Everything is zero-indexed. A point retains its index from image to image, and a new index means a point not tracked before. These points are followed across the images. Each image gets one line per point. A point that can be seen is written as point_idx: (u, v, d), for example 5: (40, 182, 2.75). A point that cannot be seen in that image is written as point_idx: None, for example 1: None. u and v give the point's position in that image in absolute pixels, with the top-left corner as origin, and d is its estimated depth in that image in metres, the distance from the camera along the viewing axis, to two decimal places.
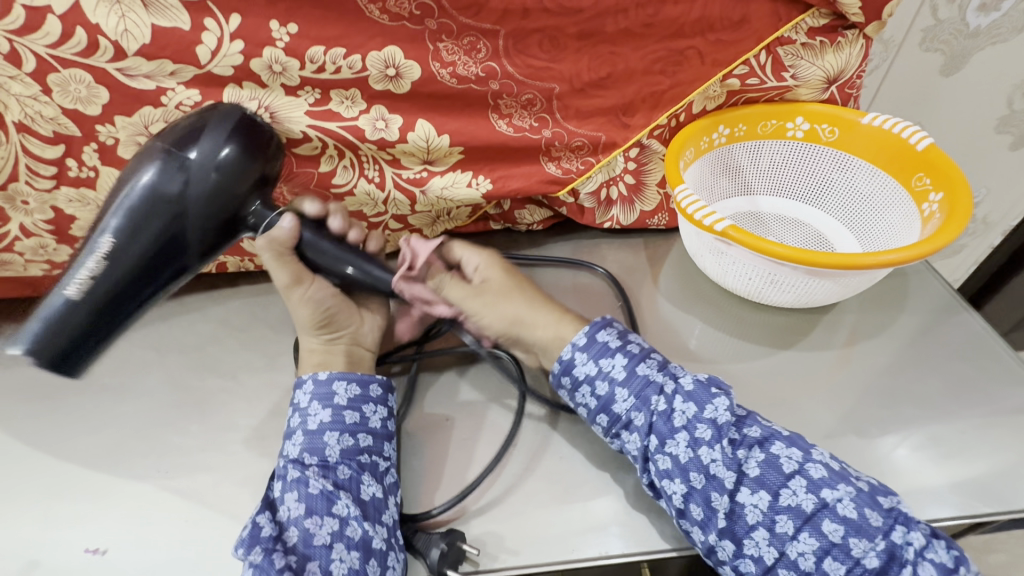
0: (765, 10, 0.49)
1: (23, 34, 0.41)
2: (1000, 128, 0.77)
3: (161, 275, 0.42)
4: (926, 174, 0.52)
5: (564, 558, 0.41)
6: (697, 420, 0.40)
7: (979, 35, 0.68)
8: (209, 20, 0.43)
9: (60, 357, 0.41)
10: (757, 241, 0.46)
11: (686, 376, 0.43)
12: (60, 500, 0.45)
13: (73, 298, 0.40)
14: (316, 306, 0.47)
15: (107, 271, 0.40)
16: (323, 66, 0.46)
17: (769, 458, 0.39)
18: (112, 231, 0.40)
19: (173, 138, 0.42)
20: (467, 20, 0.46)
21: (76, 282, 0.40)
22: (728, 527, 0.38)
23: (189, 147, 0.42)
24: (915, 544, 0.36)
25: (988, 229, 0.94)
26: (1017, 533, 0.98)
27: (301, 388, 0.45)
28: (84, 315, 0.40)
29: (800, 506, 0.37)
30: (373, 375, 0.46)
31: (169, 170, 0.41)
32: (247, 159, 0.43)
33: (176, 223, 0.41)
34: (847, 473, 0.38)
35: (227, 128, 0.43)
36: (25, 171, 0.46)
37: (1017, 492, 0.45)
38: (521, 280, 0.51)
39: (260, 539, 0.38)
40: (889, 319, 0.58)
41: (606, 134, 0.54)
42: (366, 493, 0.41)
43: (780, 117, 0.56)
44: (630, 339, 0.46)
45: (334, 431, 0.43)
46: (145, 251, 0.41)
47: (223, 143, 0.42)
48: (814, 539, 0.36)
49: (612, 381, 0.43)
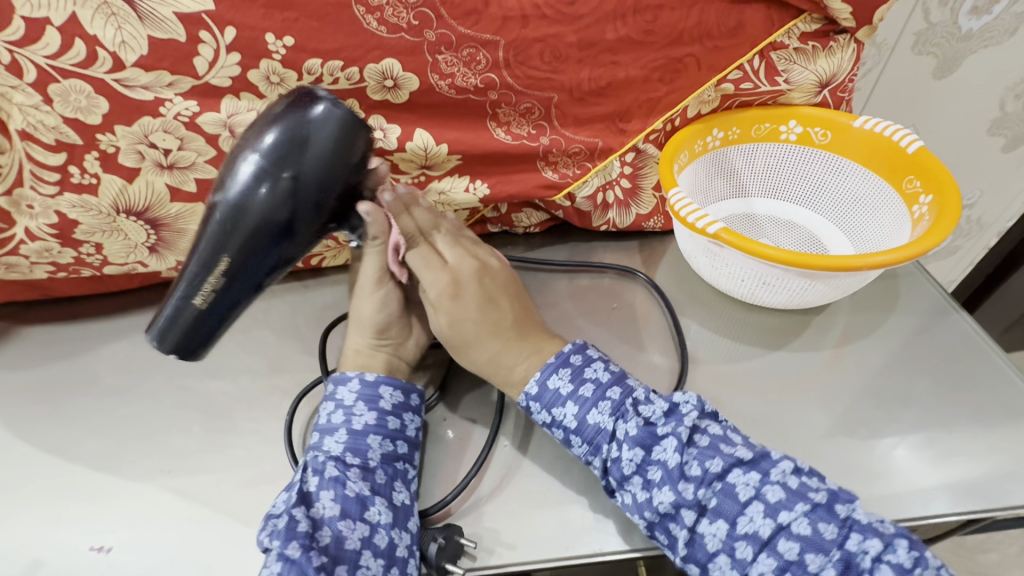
0: (759, 17, 0.50)
1: (24, 44, 0.42)
2: (993, 130, 0.78)
3: (271, 271, 0.43)
4: (917, 177, 0.53)
5: (563, 554, 0.42)
6: (647, 463, 0.41)
7: (972, 38, 0.68)
8: (204, 33, 0.44)
9: (192, 339, 0.44)
10: (747, 245, 0.46)
11: (636, 419, 0.42)
12: (63, 499, 0.46)
13: (200, 305, 0.42)
14: (382, 310, 0.48)
15: (230, 280, 0.42)
16: (320, 77, 0.47)
17: (725, 487, 0.39)
18: (229, 249, 0.41)
19: (270, 146, 0.39)
20: (465, 30, 0.47)
21: (201, 289, 0.42)
22: (690, 553, 0.39)
23: (288, 162, 0.39)
24: (871, 552, 0.36)
25: (983, 230, 0.95)
26: (1012, 532, 0.99)
27: (346, 385, 0.45)
28: (212, 314, 0.43)
29: (757, 532, 0.37)
30: (415, 385, 0.48)
31: (272, 189, 0.39)
32: (335, 142, 0.40)
33: (292, 219, 0.41)
34: (805, 490, 0.39)
35: (325, 132, 0.39)
36: (29, 176, 0.47)
37: (1009, 491, 0.46)
38: (470, 333, 0.47)
39: (297, 534, 0.37)
40: (881, 321, 0.58)
41: (603, 140, 0.54)
42: (398, 498, 0.42)
43: (773, 120, 0.57)
44: (585, 375, 0.45)
45: (378, 435, 0.43)
46: (261, 260, 0.42)
47: (320, 125, 0.39)
48: (772, 559, 0.37)
49: (566, 428, 0.44)
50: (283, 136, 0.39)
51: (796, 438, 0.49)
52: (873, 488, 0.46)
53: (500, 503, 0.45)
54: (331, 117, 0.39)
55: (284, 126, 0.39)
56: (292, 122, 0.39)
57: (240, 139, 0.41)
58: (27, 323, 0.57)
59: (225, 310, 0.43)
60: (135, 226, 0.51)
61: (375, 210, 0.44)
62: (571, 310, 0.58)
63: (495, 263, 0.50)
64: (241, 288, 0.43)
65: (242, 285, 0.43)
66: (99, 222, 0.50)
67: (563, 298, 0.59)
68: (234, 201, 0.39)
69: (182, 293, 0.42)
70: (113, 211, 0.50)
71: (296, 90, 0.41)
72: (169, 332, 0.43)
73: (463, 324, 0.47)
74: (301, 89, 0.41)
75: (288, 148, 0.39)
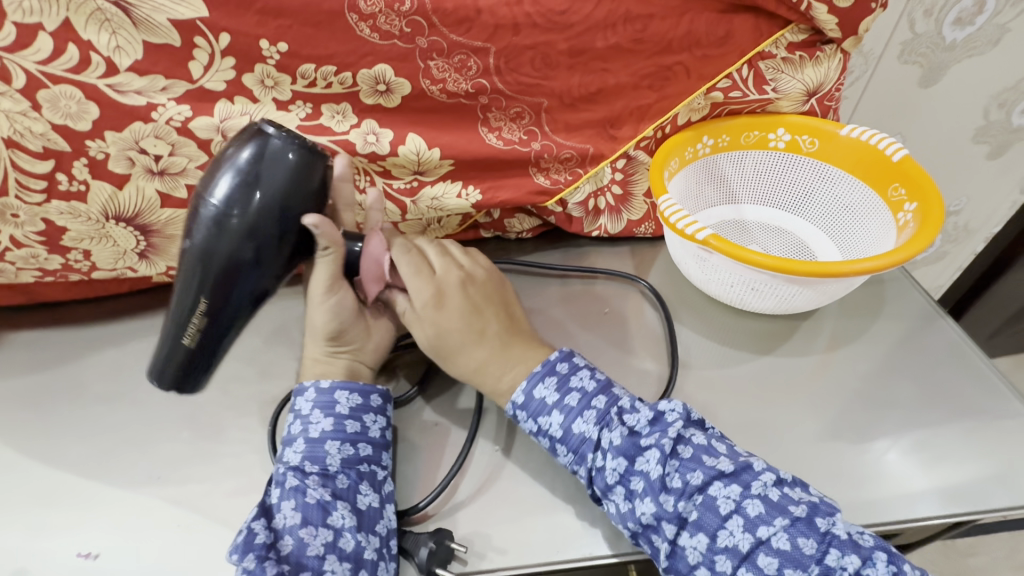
0: (748, 26, 0.50)
1: (14, 50, 0.42)
2: (978, 138, 0.80)
3: (250, 309, 0.44)
4: (901, 184, 0.54)
5: (552, 559, 0.43)
6: (630, 473, 0.41)
7: (956, 48, 0.70)
8: (200, 38, 0.44)
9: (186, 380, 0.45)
10: (736, 250, 0.47)
11: (620, 429, 0.43)
12: (51, 506, 0.46)
13: (188, 345, 0.43)
14: (334, 319, 0.47)
15: (211, 319, 0.43)
16: (313, 81, 0.48)
17: (706, 500, 0.39)
18: (206, 288, 0.42)
19: (228, 181, 0.40)
20: (458, 38, 0.47)
21: (188, 329, 0.43)
22: (672, 565, 0.39)
23: (247, 196, 0.40)
24: (849, 568, 0.36)
25: (970, 237, 0.96)
26: (1000, 534, 1.00)
27: (303, 395, 0.45)
28: (202, 354, 0.44)
29: (736, 545, 0.38)
30: (375, 386, 0.47)
31: (233, 226, 0.41)
32: (287, 176, 0.41)
33: (257, 255, 0.42)
34: (785, 504, 0.39)
35: (273, 165, 0.41)
36: (15, 185, 0.47)
37: (995, 495, 0.47)
38: (455, 342, 0.47)
39: (254, 546, 0.38)
40: (867, 326, 0.59)
41: (594, 146, 0.55)
42: (362, 502, 0.42)
43: (762, 128, 0.58)
44: (572, 385, 0.45)
45: (335, 440, 0.43)
46: (238, 297, 0.43)
47: (266, 161, 0.41)
48: (751, 574, 0.37)
49: (551, 438, 0.44)
50: (236, 176, 0.40)
51: (783, 442, 0.49)
52: (862, 491, 0.46)
53: (488, 507, 0.45)
54: (281, 150, 0.41)
55: (237, 165, 0.40)
56: (246, 155, 0.40)
57: (203, 176, 0.42)
58: (16, 329, 0.57)
59: (213, 348, 0.44)
60: (124, 232, 0.51)
61: (321, 222, 0.43)
62: (559, 314, 0.58)
63: (482, 274, 0.51)
64: (224, 325, 0.44)
65: (225, 322, 0.44)
66: (88, 228, 0.50)
67: (553, 303, 0.59)
68: (200, 238, 0.41)
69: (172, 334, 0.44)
70: (102, 218, 0.50)
71: (249, 125, 0.42)
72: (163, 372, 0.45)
73: (449, 332, 0.47)
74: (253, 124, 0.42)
75: (242, 182, 0.40)
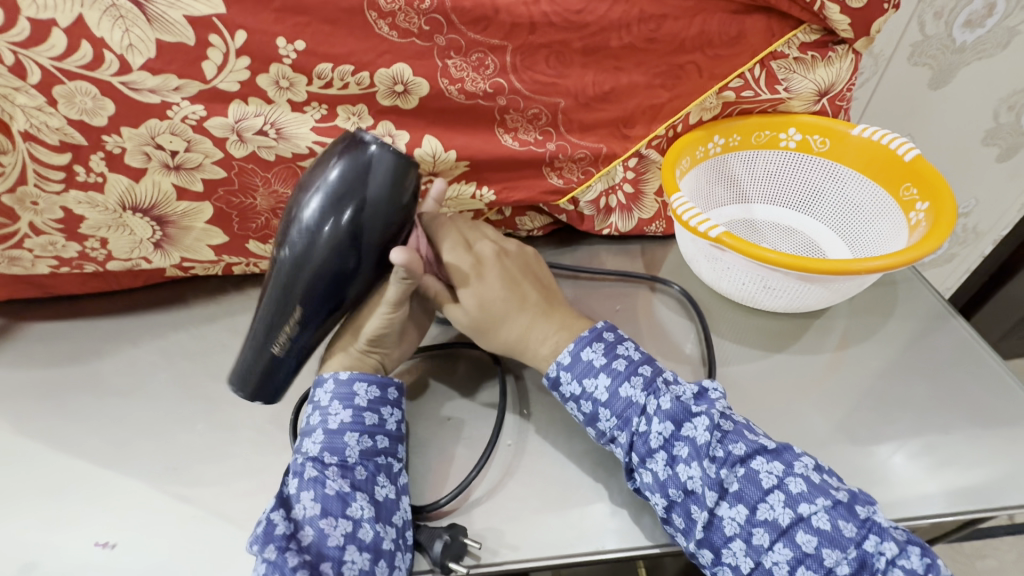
0: (760, 26, 0.50)
1: (29, 45, 0.42)
2: (988, 140, 0.80)
3: (336, 318, 0.46)
4: (913, 184, 0.54)
5: (564, 552, 0.43)
6: (675, 439, 0.41)
7: (966, 50, 0.70)
8: (214, 37, 0.45)
9: (270, 388, 0.47)
10: (749, 248, 0.47)
11: (668, 395, 0.43)
12: (67, 499, 0.46)
13: (278, 354, 0.45)
14: (384, 328, 0.47)
15: (300, 330, 0.45)
16: (330, 82, 0.48)
17: (748, 473, 0.40)
18: (299, 300, 0.43)
19: (324, 198, 0.41)
20: (475, 36, 0.48)
21: (277, 339, 0.45)
22: (706, 537, 0.39)
23: (342, 213, 0.41)
24: (887, 554, 0.37)
25: (978, 239, 0.96)
26: (1008, 539, 0.99)
27: (321, 386, 0.46)
28: (289, 361, 0.46)
29: (776, 520, 0.38)
30: (393, 378, 0.47)
31: (328, 241, 0.41)
32: (380, 176, 0.41)
33: (354, 265, 0.43)
34: (826, 486, 0.39)
35: (379, 184, 0.41)
36: (33, 175, 0.47)
37: (1004, 494, 0.47)
38: (500, 309, 0.48)
39: (273, 537, 0.38)
40: (879, 325, 0.59)
41: (607, 145, 0.55)
42: (379, 494, 0.42)
43: (773, 128, 0.58)
44: (618, 352, 0.46)
45: (355, 432, 0.44)
46: (329, 307, 0.44)
47: (365, 181, 0.41)
48: (789, 549, 0.37)
49: (595, 401, 0.44)
50: (338, 192, 0.41)
51: (796, 441, 0.49)
52: (874, 490, 0.47)
53: (502, 504, 0.46)
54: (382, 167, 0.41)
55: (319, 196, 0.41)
56: (354, 165, 0.41)
57: (298, 190, 0.43)
58: (31, 323, 0.58)
59: (300, 355, 0.46)
60: (142, 223, 0.52)
61: (410, 259, 0.43)
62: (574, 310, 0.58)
63: (512, 247, 0.52)
64: (312, 333, 0.45)
65: (315, 329, 0.45)
66: (106, 217, 0.51)
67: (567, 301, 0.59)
68: (295, 253, 0.42)
69: (262, 343, 0.45)
70: (120, 208, 0.50)
71: (350, 135, 0.43)
72: (248, 379, 0.46)
73: (492, 302, 0.48)
74: (350, 136, 0.42)
75: (341, 198, 0.41)
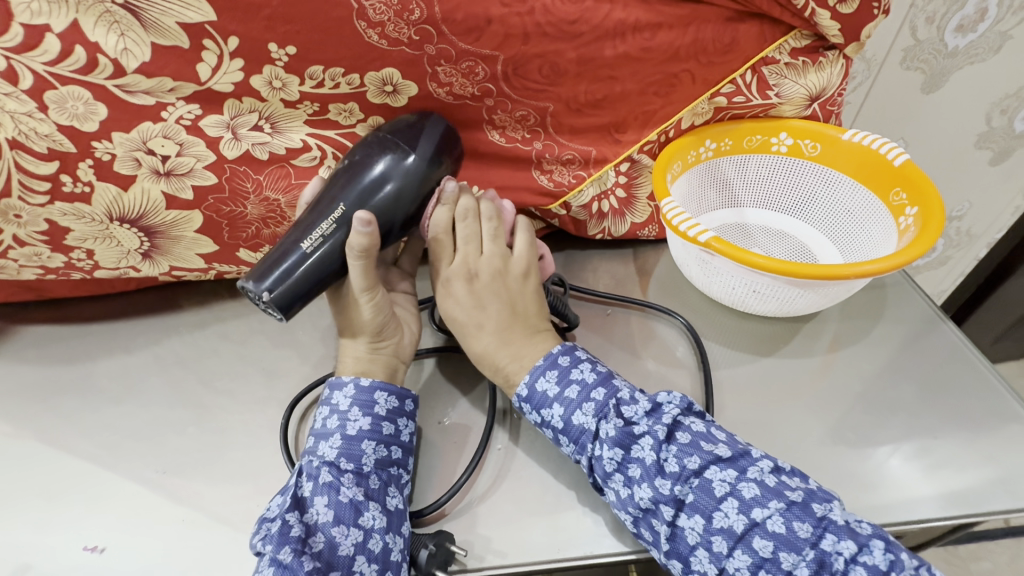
0: (752, 32, 0.51)
1: (22, 51, 0.43)
2: (980, 144, 0.80)
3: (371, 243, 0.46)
4: (902, 189, 0.54)
5: (553, 556, 0.43)
6: (627, 461, 0.42)
7: (958, 55, 0.70)
8: (208, 41, 0.45)
9: (285, 292, 0.43)
10: (740, 253, 0.47)
11: (617, 419, 0.43)
12: (57, 502, 0.46)
13: (308, 249, 0.44)
14: (379, 316, 0.47)
15: (337, 232, 0.44)
16: (321, 82, 0.48)
17: (702, 483, 0.39)
18: (348, 202, 0.44)
19: (397, 129, 0.47)
20: (466, 46, 0.47)
21: (311, 235, 0.44)
22: (672, 548, 0.39)
23: (413, 136, 0.46)
24: (845, 553, 0.36)
25: (972, 242, 0.97)
26: (1004, 541, 1.00)
27: (341, 390, 0.46)
28: (314, 265, 0.44)
29: (732, 527, 0.38)
30: (410, 390, 0.48)
31: (393, 155, 0.45)
32: (428, 142, 0.46)
33: (410, 184, 0.45)
34: (781, 488, 0.39)
35: (445, 132, 0.48)
36: (18, 186, 0.47)
37: (996, 498, 0.47)
38: (455, 325, 0.50)
39: (289, 538, 0.38)
40: (871, 328, 0.59)
41: (597, 148, 0.56)
42: (391, 503, 0.42)
43: (765, 133, 0.58)
44: (572, 376, 0.45)
45: (372, 440, 0.44)
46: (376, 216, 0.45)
47: (434, 125, 0.47)
48: (747, 555, 0.37)
49: (554, 429, 0.45)
50: (410, 127, 0.47)
51: (788, 445, 0.50)
52: (866, 495, 0.47)
53: (495, 506, 0.46)
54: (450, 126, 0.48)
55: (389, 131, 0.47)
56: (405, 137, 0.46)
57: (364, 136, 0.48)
58: (23, 328, 0.58)
59: (325, 264, 0.44)
60: (128, 234, 0.52)
61: (370, 220, 0.43)
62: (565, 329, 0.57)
63: (498, 264, 0.49)
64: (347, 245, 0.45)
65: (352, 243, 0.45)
66: (92, 229, 0.51)
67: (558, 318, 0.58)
68: (359, 166, 0.45)
69: (296, 239, 0.44)
70: (107, 218, 0.51)
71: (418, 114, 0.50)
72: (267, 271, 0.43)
73: (451, 315, 0.49)
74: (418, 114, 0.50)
75: (413, 130, 0.47)
